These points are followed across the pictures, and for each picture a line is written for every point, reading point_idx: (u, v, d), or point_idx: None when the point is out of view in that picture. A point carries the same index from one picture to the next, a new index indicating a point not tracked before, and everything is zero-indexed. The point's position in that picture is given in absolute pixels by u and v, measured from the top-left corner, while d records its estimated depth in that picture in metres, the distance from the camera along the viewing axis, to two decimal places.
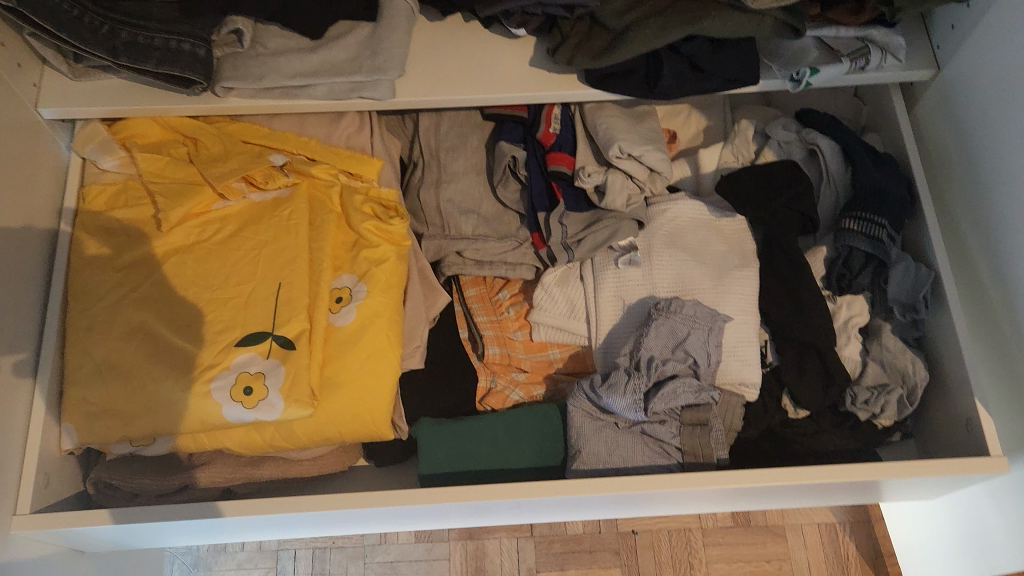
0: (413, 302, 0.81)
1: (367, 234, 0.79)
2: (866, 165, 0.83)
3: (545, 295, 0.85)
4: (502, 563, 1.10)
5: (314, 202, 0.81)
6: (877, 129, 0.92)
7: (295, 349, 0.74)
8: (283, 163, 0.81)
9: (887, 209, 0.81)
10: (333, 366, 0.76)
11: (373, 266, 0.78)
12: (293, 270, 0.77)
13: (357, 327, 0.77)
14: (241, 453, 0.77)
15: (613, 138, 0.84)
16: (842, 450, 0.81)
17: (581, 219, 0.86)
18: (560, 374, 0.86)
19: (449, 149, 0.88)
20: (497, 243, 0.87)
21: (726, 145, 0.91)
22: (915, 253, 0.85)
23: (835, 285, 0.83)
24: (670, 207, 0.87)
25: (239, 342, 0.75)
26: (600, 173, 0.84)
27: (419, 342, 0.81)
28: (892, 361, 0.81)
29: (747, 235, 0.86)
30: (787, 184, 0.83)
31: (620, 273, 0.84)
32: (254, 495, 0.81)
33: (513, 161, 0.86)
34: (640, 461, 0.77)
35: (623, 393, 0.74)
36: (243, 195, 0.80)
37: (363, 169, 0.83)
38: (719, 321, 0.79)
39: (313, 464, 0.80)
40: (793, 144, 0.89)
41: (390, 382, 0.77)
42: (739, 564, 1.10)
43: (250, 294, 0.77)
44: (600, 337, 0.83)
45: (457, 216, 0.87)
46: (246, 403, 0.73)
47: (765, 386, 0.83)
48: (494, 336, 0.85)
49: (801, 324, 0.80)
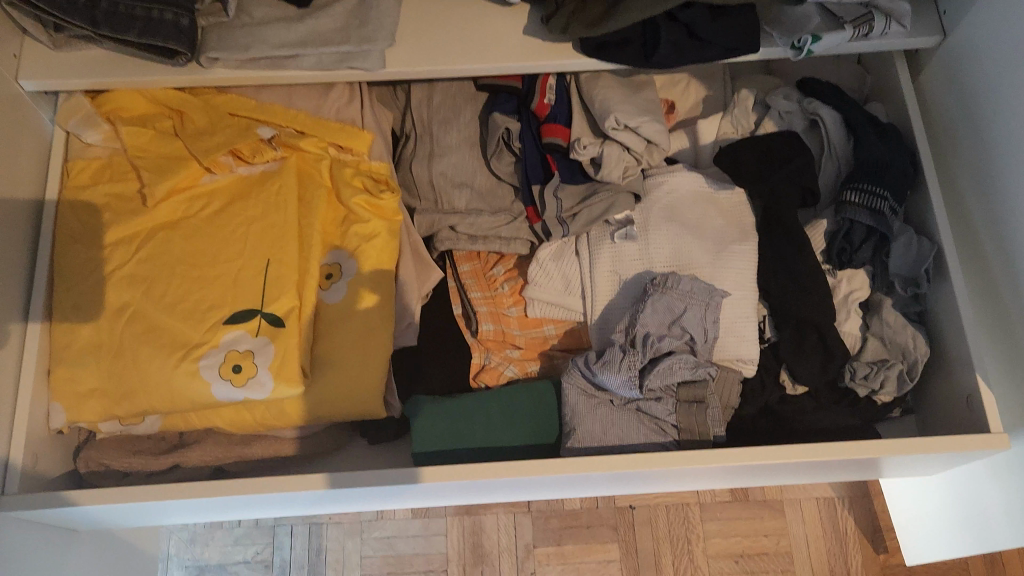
0: (405, 278, 0.80)
1: (358, 209, 0.77)
2: (868, 136, 0.81)
3: (540, 270, 0.83)
4: (500, 538, 1.10)
5: (303, 177, 0.79)
6: (880, 99, 0.90)
7: (284, 328, 0.73)
8: (271, 136, 0.80)
9: (888, 181, 0.79)
10: (324, 344, 0.75)
11: (363, 242, 0.77)
12: (283, 246, 0.75)
13: (348, 305, 0.76)
14: (232, 431, 0.76)
15: (609, 109, 0.82)
16: (839, 426, 0.80)
17: (577, 191, 0.84)
18: (555, 350, 0.84)
19: (442, 121, 0.86)
20: (491, 217, 0.85)
21: (725, 116, 0.89)
22: (917, 225, 0.84)
23: (835, 260, 0.81)
24: (668, 180, 0.85)
25: (228, 320, 0.73)
26: (595, 146, 0.82)
27: (411, 319, 0.79)
28: (892, 336, 0.79)
29: (746, 208, 0.85)
30: (787, 156, 0.82)
31: (616, 248, 0.82)
32: (246, 473, 0.80)
33: (507, 133, 0.85)
34: (635, 440, 0.76)
35: (618, 370, 0.73)
36: (230, 169, 0.79)
37: (354, 142, 0.81)
38: (717, 297, 0.77)
39: (305, 442, 0.79)
40: (794, 114, 0.87)
41: (381, 360, 0.76)
42: (737, 539, 1.10)
43: (238, 271, 0.75)
44: (596, 312, 0.82)
45: (451, 190, 0.85)
46: (235, 382, 0.72)
47: (763, 362, 0.82)
48: (488, 313, 0.83)
49: (800, 299, 0.79)
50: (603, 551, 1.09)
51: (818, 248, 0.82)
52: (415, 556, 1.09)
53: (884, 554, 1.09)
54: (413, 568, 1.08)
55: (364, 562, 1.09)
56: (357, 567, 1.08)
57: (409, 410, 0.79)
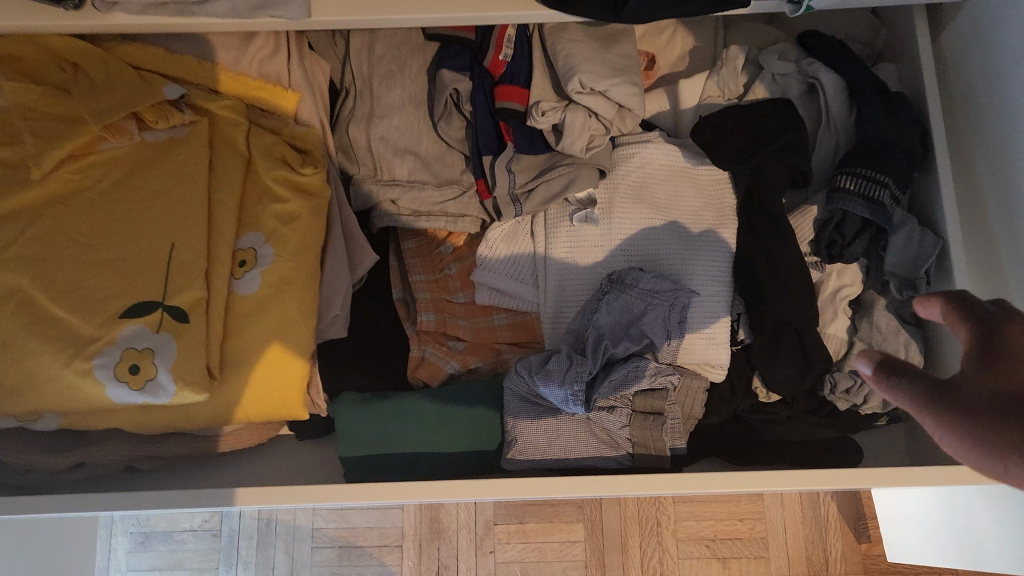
0: (333, 262, 0.70)
1: (275, 185, 0.68)
2: (872, 109, 0.70)
3: (489, 253, 0.75)
4: (458, 513, 1.04)
5: (215, 144, 0.70)
6: (892, 58, 0.78)
7: (189, 323, 0.64)
8: (180, 96, 0.68)
9: (892, 167, 0.68)
10: (236, 340, 0.67)
11: (282, 224, 0.67)
12: (189, 227, 0.66)
13: (262, 297, 0.67)
14: (138, 432, 0.68)
15: (572, 69, 0.69)
16: (813, 440, 0.72)
17: (534, 164, 0.74)
18: (503, 343, 0.76)
19: (384, 77, 0.75)
20: (435, 190, 0.75)
21: (710, 76, 0.77)
22: (919, 213, 0.73)
23: (823, 253, 0.71)
24: (639, 151, 0.74)
25: (125, 313, 0.64)
26: (558, 111, 0.71)
27: (338, 309, 0.70)
28: (882, 343, 0.70)
29: (727, 188, 0.74)
30: (776, 130, 0.70)
31: (574, 231, 0.73)
32: (161, 471, 0.73)
33: (455, 94, 0.73)
34: (583, 453, 0.69)
35: (561, 382, 0.65)
36: (132, 135, 0.68)
37: (277, 103, 0.71)
38: (683, 297, 0.68)
39: (221, 441, 0.71)
40: (789, 78, 0.75)
41: (302, 359, 0.68)
42: (710, 523, 1.03)
43: (139, 255, 0.66)
44: (550, 304, 0.73)
45: (391, 158, 0.75)
46: (132, 384, 0.63)
47: (734, 366, 0.73)
48: (430, 301, 0.75)
49: (782, 301, 0.69)
50: (566, 531, 1.03)
51: (805, 238, 0.72)
52: (369, 530, 1.04)
53: (865, 544, 1.03)
54: (366, 542, 1.03)
55: (314, 534, 1.04)
56: (307, 540, 1.03)
57: (336, 411, 0.72)
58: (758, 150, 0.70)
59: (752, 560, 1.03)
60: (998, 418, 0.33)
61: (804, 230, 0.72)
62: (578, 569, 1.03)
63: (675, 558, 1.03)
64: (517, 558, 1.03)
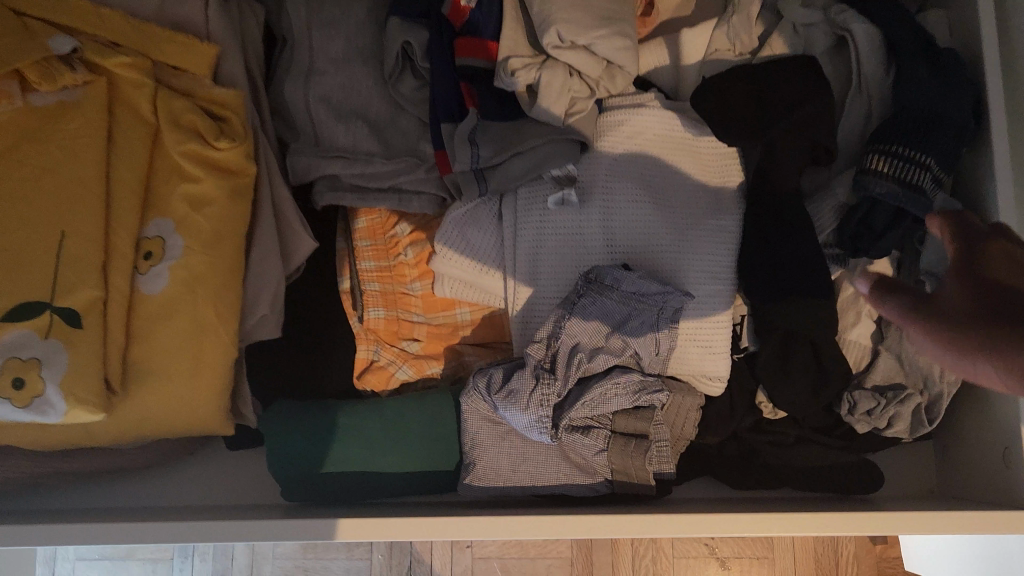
0: (261, 252, 0.59)
1: (187, 163, 0.56)
2: (915, 71, 0.57)
3: (454, 237, 0.61)
4: None
5: (117, 110, 0.57)
6: (940, 3, 0.64)
7: (83, 330, 0.53)
8: (71, 50, 0.56)
9: (936, 146, 0.56)
10: (142, 348, 0.56)
11: (194, 210, 0.56)
12: (83, 213, 0.54)
13: (170, 297, 0.56)
14: (36, 450, 0.58)
15: (547, 20, 0.57)
16: (828, 465, 0.62)
17: (504, 131, 0.61)
18: (466, 344, 0.65)
19: (324, 25, 0.64)
20: (384, 164, 0.63)
21: (719, 24, 0.63)
22: (963, 196, 0.61)
23: (847, 249, 0.59)
24: (629, 118, 0.61)
25: (5, 316, 0.52)
26: (531, 69, 0.59)
27: (268, 308, 0.59)
28: (913, 358, 0.59)
29: (732, 163, 0.63)
30: (789, 97, 0.58)
31: (546, 215, 0.60)
32: (71, 487, 0.63)
33: (409, 48, 0.62)
34: (554, 480, 0.59)
35: (526, 406, 0.54)
36: (13, 97, 0.55)
37: (191, 60, 0.59)
38: (674, 301, 0.56)
39: (137, 455, 0.62)
40: (815, 29, 0.62)
41: (222, 368, 0.58)
42: None
43: (22, 245, 0.53)
44: (519, 300, 0.61)
45: (333, 123, 0.63)
46: (16, 401, 0.52)
47: (736, 374, 0.63)
48: (380, 294, 0.64)
49: (789, 310, 0.57)
50: None
51: (826, 229, 0.60)
52: None
53: (880, 544, 0.93)
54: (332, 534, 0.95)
55: None
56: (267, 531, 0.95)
57: (267, 424, 0.62)
58: (772, 122, 0.58)
59: (755, 560, 0.94)
60: (971, 318, 0.30)
61: (825, 218, 0.60)
62: (563, 566, 0.94)
63: (670, 557, 0.94)
64: (496, 553, 0.94)
